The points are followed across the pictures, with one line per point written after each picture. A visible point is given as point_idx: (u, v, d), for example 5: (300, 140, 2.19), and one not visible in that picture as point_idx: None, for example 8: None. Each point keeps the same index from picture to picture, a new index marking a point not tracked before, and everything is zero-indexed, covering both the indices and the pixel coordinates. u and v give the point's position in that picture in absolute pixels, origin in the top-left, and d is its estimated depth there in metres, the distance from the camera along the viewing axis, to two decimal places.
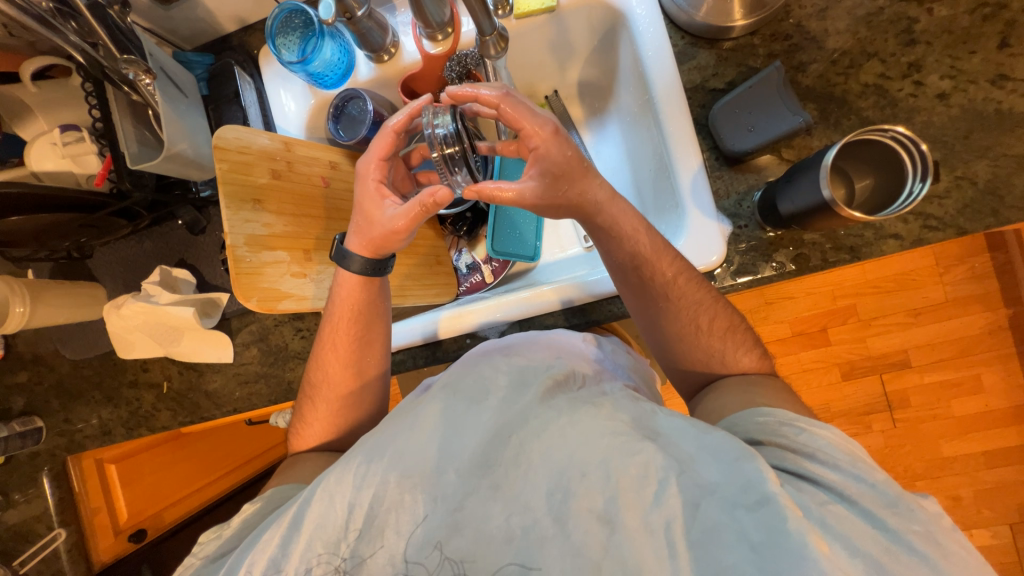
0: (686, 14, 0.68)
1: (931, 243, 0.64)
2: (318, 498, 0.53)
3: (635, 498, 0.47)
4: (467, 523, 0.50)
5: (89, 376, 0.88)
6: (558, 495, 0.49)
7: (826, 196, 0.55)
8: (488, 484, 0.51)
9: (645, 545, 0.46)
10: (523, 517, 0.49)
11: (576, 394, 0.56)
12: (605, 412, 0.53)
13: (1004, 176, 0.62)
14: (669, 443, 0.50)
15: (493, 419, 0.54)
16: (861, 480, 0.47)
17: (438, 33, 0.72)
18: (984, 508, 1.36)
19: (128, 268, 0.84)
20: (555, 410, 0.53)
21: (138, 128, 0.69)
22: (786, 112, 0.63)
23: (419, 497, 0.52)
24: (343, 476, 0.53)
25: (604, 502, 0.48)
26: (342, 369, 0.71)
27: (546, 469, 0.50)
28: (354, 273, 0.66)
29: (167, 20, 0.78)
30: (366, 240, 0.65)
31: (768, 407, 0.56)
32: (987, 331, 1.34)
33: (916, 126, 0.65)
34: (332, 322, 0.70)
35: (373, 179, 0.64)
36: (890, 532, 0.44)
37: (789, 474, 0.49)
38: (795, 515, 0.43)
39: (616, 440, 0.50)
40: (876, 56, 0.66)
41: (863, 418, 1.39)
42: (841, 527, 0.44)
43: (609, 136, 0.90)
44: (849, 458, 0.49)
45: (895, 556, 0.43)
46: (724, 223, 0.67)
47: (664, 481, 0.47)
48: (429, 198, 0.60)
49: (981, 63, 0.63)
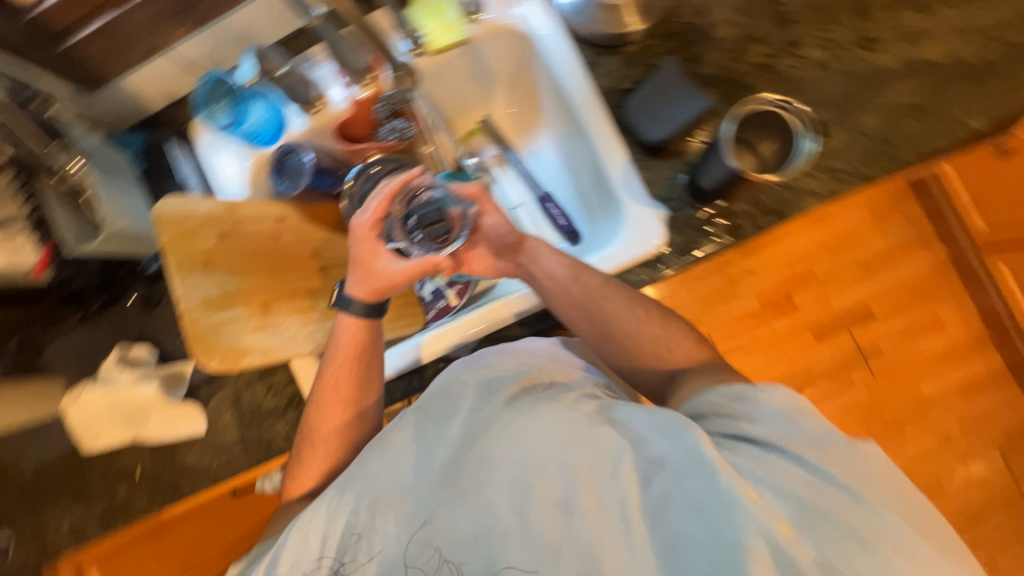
0: (586, 28, 0.75)
1: (844, 193, 0.70)
2: (293, 535, 0.58)
3: (589, 480, 0.50)
4: (437, 534, 0.52)
5: (54, 478, 0.83)
6: (517, 490, 0.51)
7: (734, 166, 0.61)
8: (455, 493, 0.53)
9: (600, 522, 0.49)
10: (486, 518, 0.51)
11: (536, 392, 0.59)
12: (561, 405, 0.56)
13: (890, 124, 0.69)
14: (623, 426, 0.53)
15: (459, 428, 0.57)
16: (794, 432, 0.51)
17: (360, 78, 0.75)
18: (972, 439, 1.41)
19: (82, 355, 0.80)
20: (516, 411, 0.56)
21: (76, 214, 0.70)
22: (687, 98, 0.70)
23: (390, 518, 0.55)
24: (316, 511, 0.58)
25: (560, 490, 0.51)
26: (343, 409, 0.71)
27: (506, 469, 0.52)
28: (355, 316, 0.69)
29: (95, 106, 0.79)
30: (370, 288, 0.67)
31: (721, 384, 0.59)
32: (932, 271, 1.43)
33: (806, 93, 0.71)
34: (332, 362, 0.70)
35: (373, 238, 0.65)
36: (817, 471, 0.48)
37: (730, 438, 0.53)
38: (727, 471, 0.46)
39: (573, 430, 0.53)
40: (758, 39, 0.73)
41: (844, 374, 1.44)
42: (772, 476, 0.49)
43: (543, 147, 0.94)
44: (787, 415, 0.53)
45: (820, 491, 0.47)
46: (660, 207, 0.71)
47: (615, 461, 0.51)
48: (427, 261, 0.66)
49: (847, 31, 0.71)
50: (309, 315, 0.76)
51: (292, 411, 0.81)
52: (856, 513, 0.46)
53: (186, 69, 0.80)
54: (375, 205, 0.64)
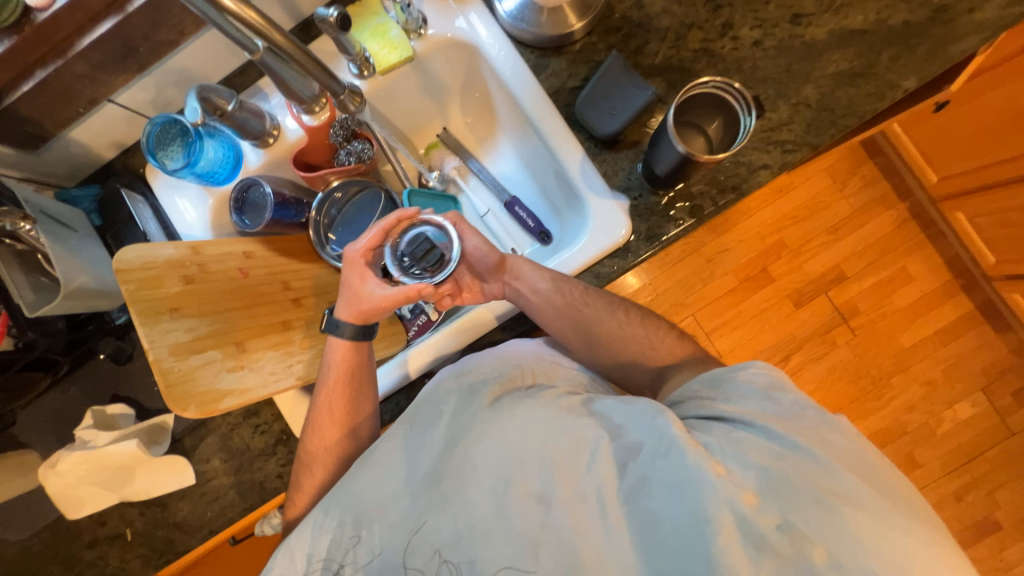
0: (529, 32, 0.76)
1: (795, 163, 0.72)
2: (279, 558, 0.57)
3: (567, 472, 0.51)
4: (422, 541, 0.52)
5: (41, 553, 0.80)
6: (497, 489, 0.52)
7: (682, 151, 0.62)
8: (437, 499, 0.54)
9: (578, 511, 0.50)
10: (467, 520, 0.52)
11: (516, 391, 0.59)
12: (540, 402, 0.56)
13: (829, 93, 0.72)
14: (602, 416, 0.55)
15: (441, 434, 0.58)
16: (767, 407, 0.52)
17: (313, 105, 0.75)
18: (955, 383, 1.46)
19: (58, 421, 0.79)
20: (499, 411, 0.56)
21: (32, 276, 0.68)
22: (635, 89, 0.71)
23: (374, 530, 0.54)
24: (301, 532, 0.57)
25: (538, 483, 0.51)
26: (339, 431, 0.71)
27: (486, 470, 0.53)
28: (345, 339, 0.70)
29: (41, 165, 0.77)
30: (357, 313, 0.70)
31: (703, 373, 0.60)
32: (895, 227, 1.48)
33: (747, 72, 0.74)
34: (325, 386, 0.71)
35: (363, 263, 0.69)
36: (784, 441, 0.49)
37: (704, 417, 0.54)
38: (694, 449, 0.47)
39: (552, 424, 0.54)
40: (695, 26, 0.75)
41: (826, 337, 1.47)
42: (740, 448, 0.49)
43: (502, 153, 0.94)
44: (762, 391, 0.54)
45: (786, 459, 0.47)
46: (620, 198, 0.73)
47: (592, 450, 0.52)
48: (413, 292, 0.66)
49: (778, 9, 0.74)
50: (287, 348, 0.74)
51: (282, 448, 0.80)
52: (817, 476, 0.46)
53: (131, 116, 0.78)
54: (366, 237, 0.68)
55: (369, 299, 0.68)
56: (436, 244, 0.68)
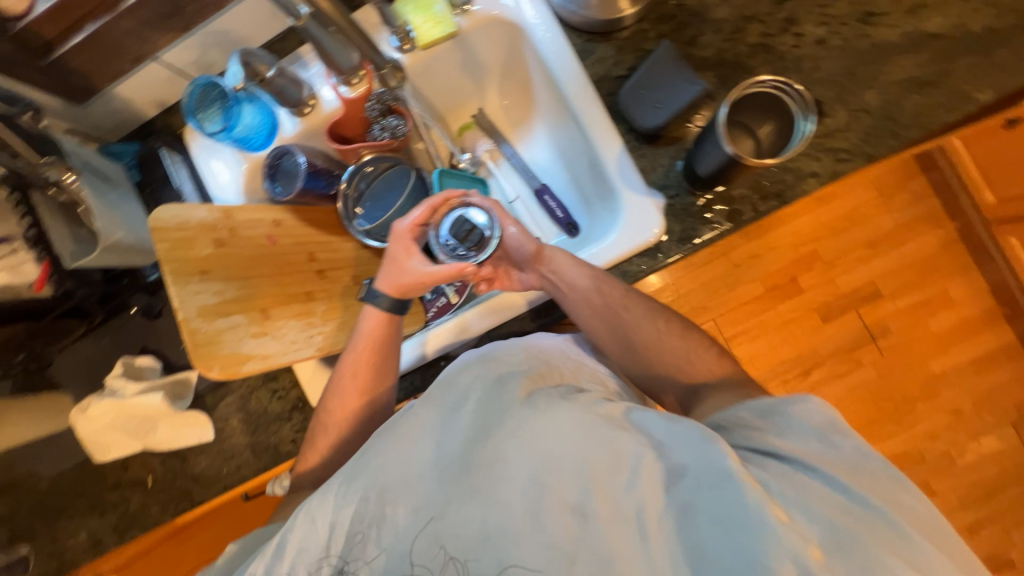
0: (578, 15, 0.73)
1: (847, 174, 0.68)
2: (299, 522, 0.54)
3: (605, 485, 0.48)
4: (445, 531, 0.49)
5: (69, 489, 0.84)
6: (530, 491, 0.49)
7: (730, 152, 0.59)
8: (465, 490, 0.50)
9: (616, 531, 0.46)
10: (498, 518, 0.48)
11: (550, 389, 0.56)
12: (578, 406, 0.53)
13: (894, 100, 0.67)
14: (641, 431, 0.51)
15: (472, 420, 0.54)
16: (828, 449, 0.49)
17: (351, 77, 0.75)
18: (985, 415, 1.40)
19: (92, 366, 0.82)
20: (532, 408, 0.53)
21: (72, 227, 0.71)
22: (684, 82, 0.68)
23: (399, 509, 0.51)
24: (324, 498, 0.54)
25: (575, 494, 0.48)
26: (360, 396, 0.72)
27: (519, 469, 0.50)
28: (381, 310, 0.71)
29: (86, 118, 0.78)
30: (397, 285, 0.70)
31: (752, 400, 0.57)
32: (941, 248, 1.40)
33: (806, 72, 0.69)
34: (354, 351, 0.71)
35: (410, 239, 0.70)
36: (851, 493, 0.45)
37: (757, 453, 0.50)
38: (754, 488, 0.44)
39: (592, 432, 0.50)
40: (754, 19, 0.71)
41: (852, 355, 1.42)
42: (804, 496, 0.45)
43: (538, 140, 0.92)
44: (822, 431, 0.50)
45: (853, 514, 0.44)
46: (656, 196, 0.71)
47: (634, 467, 0.48)
48: (455, 269, 0.68)
49: (847, 6, 0.69)
50: (309, 318, 0.74)
51: (297, 415, 0.82)
52: (888, 540, 0.43)
53: (174, 75, 0.79)
54: (416, 213, 0.69)
55: (412, 274, 0.69)
56: (479, 226, 0.71)
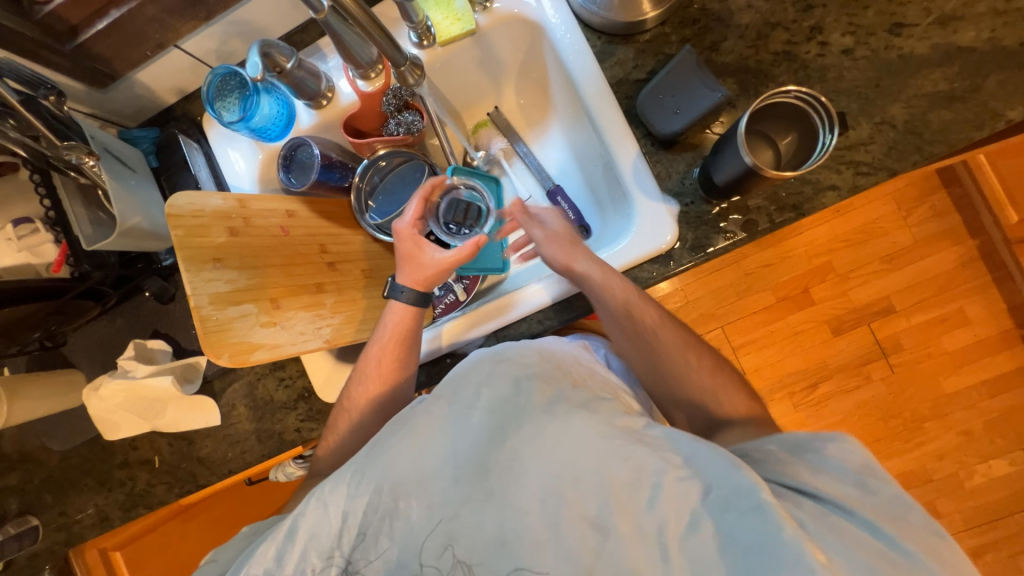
0: (600, 16, 0.72)
1: (867, 188, 0.67)
2: (312, 508, 0.53)
3: (625, 501, 0.47)
4: (462, 531, 0.49)
5: (79, 465, 0.86)
6: (549, 500, 0.48)
7: (749, 162, 0.58)
8: (482, 493, 0.50)
9: (636, 547, 0.46)
10: (515, 524, 0.48)
11: (569, 394, 0.54)
12: (597, 417, 0.51)
13: (920, 114, 0.65)
14: (664, 445, 0.49)
15: (488, 419, 0.53)
16: (866, 492, 0.46)
17: (369, 71, 0.75)
18: (996, 438, 1.37)
19: (103, 348, 0.85)
20: (550, 415, 0.51)
21: (91, 210, 0.72)
22: (705, 89, 0.67)
23: (413, 504, 0.51)
24: (337, 485, 0.53)
25: (594, 507, 0.47)
26: (382, 387, 0.71)
27: (539, 476, 0.49)
28: (405, 304, 0.72)
29: (108, 102, 0.79)
30: (420, 278, 0.72)
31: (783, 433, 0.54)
32: (960, 265, 1.37)
33: (829, 82, 0.68)
34: (379, 342, 0.72)
35: (415, 234, 0.71)
36: (888, 539, 0.43)
37: (790, 490, 0.47)
38: (791, 525, 0.42)
39: (612, 445, 0.48)
40: (780, 26, 0.70)
41: (861, 370, 1.40)
42: (840, 537, 0.43)
43: (554, 141, 0.91)
44: (858, 473, 0.48)
45: (892, 562, 0.42)
46: (671, 203, 0.70)
47: (657, 484, 0.46)
48: (471, 246, 0.68)
49: (877, 16, 0.67)
50: (318, 310, 0.74)
51: (303, 404, 0.83)
52: None
53: (195, 63, 0.80)
54: (412, 207, 0.70)
55: (430, 264, 0.71)
56: (472, 201, 0.75)
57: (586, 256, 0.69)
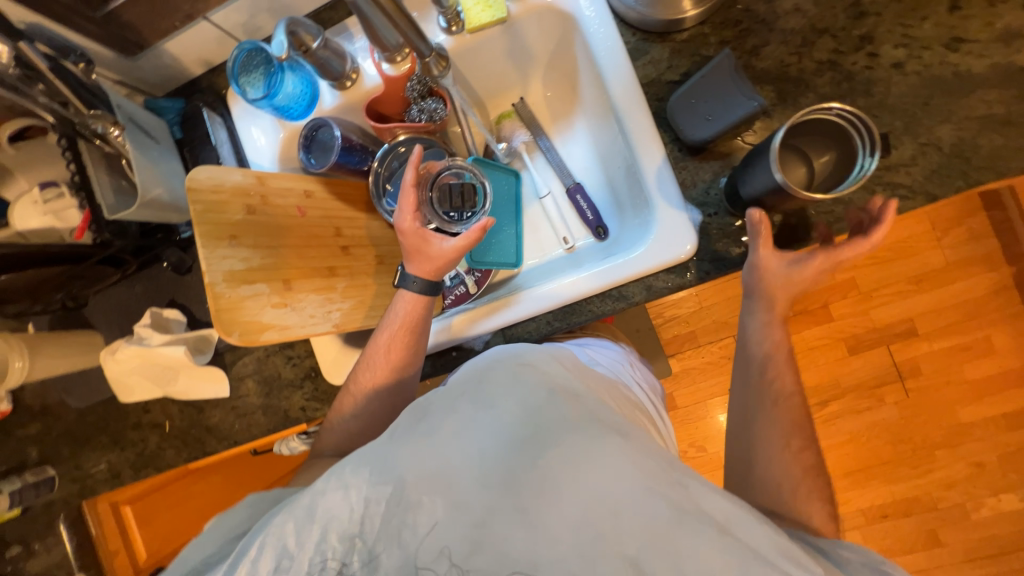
0: (635, 12, 0.69)
1: (903, 212, 0.63)
2: (334, 487, 0.50)
3: (668, 549, 0.43)
4: (489, 542, 0.46)
5: (95, 423, 0.90)
6: (585, 529, 0.45)
7: (779, 179, 0.56)
8: (512, 506, 0.47)
9: None
10: (548, 548, 0.45)
11: (601, 415, 0.52)
12: (633, 444, 0.48)
13: (969, 138, 0.62)
14: (707, 497, 0.45)
15: (520, 428, 0.50)
16: None
17: (396, 55, 0.72)
18: (1010, 473, 1.32)
19: (121, 314, 0.87)
20: (587, 435, 0.49)
21: (114, 178, 0.73)
22: (741, 96, 0.64)
23: (438, 502, 0.48)
24: (359, 468, 0.50)
25: (634, 547, 0.43)
26: (389, 373, 0.71)
27: (573, 501, 0.46)
28: (415, 293, 0.71)
29: (136, 70, 0.80)
30: (431, 269, 0.70)
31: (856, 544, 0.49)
32: (993, 294, 1.31)
33: (875, 97, 0.64)
34: (388, 328, 0.71)
35: (419, 228, 0.69)
36: None
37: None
38: None
39: (654, 484, 0.45)
40: (827, 33, 0.66)
41: (875, 392, 1.36)
42: None
43: (578, 136, 0.89)
44: None
45: None
46: (692, 213, 0.68)
47: (701, 532, 0.43)
48: (478, 230, 0.66)
49: (934, 28, 0.63)
50: (329, 293, 0.75)
51: (309, 384, 0.84)
52: None
53: (222, 36, 0.79)
54: (407, 203, 0.68)
55: (438, 257, 0.69)
56: (464, 185, 0.73)
57: (768, 308, 0.64)
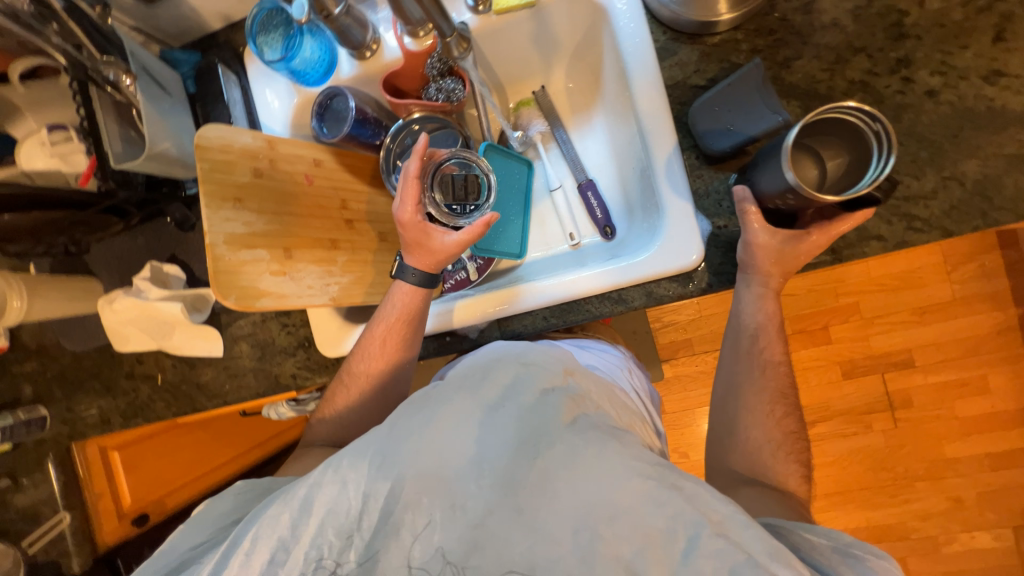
0: (669, 10, 0.67)
1: (916, 245, 0.62)
2: (330, 480, 0.50)
3: (662, 553, 0.43)
4: (488, 541, 0.46)
5: (88, 368, 0.91)
6: (581, 531, 0.45)
7: (790, 179, 0.52)
8: (511, 506, 0.47)
9: None
10: (546, 549, 0.45)
11: (597, 420, 0.52)
12: (629, 448, 0.48)
13: (994, 176, 0.60)
14: (695, 490, 0.45)
15: (518, 429, 0.50)
16: None
17: (418, 29, 0.71)
18: (987, 512, 1.33)
19: (122, 263, 0.87)
20: (583, 439, 0.49)
21: (122, 127, 0.72)
22: (765, 109, 0.62)
23: (435, 501, 0.48)
24: (356, 462, 0.50)
25: (629, 551, 0.43)
26: (384, 364, 0.71)
27: (569, 503, 0.46)
28: (410, 283, 0.71)
29: (154, 18, 0.79)
30: (432, 261, 0.70)
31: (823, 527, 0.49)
32: (995, 333, 1.30)
33: (903, 124, 0.62)
34: (385, 320, 0.71)
35: (420, 221, 0.68)
36: None
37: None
38: None
39: (647, 488, 0.45)
40: (863, 52, 0.64)
41: (864, 418, 1.36)
42: None
43: (597, 132, 0.87)
44: None
45: None
46: (701, 222, 0.68)
47: (695, 537, 0.42)
48: (481, 225, 0.66)
49: (974, 58, 0.61)
50: (328, 266, 0.74)
51: (302, 352, 0.84)
52: None
53: None
54: (408, 195, 0.67)
55: (439, 251, 0.68)
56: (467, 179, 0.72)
57: (764, 279, 0.64)
